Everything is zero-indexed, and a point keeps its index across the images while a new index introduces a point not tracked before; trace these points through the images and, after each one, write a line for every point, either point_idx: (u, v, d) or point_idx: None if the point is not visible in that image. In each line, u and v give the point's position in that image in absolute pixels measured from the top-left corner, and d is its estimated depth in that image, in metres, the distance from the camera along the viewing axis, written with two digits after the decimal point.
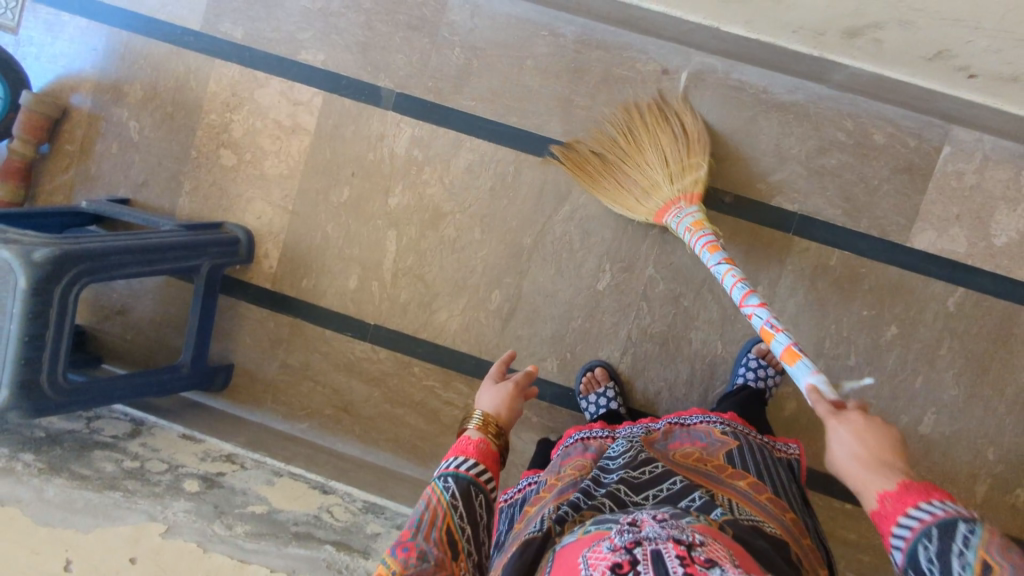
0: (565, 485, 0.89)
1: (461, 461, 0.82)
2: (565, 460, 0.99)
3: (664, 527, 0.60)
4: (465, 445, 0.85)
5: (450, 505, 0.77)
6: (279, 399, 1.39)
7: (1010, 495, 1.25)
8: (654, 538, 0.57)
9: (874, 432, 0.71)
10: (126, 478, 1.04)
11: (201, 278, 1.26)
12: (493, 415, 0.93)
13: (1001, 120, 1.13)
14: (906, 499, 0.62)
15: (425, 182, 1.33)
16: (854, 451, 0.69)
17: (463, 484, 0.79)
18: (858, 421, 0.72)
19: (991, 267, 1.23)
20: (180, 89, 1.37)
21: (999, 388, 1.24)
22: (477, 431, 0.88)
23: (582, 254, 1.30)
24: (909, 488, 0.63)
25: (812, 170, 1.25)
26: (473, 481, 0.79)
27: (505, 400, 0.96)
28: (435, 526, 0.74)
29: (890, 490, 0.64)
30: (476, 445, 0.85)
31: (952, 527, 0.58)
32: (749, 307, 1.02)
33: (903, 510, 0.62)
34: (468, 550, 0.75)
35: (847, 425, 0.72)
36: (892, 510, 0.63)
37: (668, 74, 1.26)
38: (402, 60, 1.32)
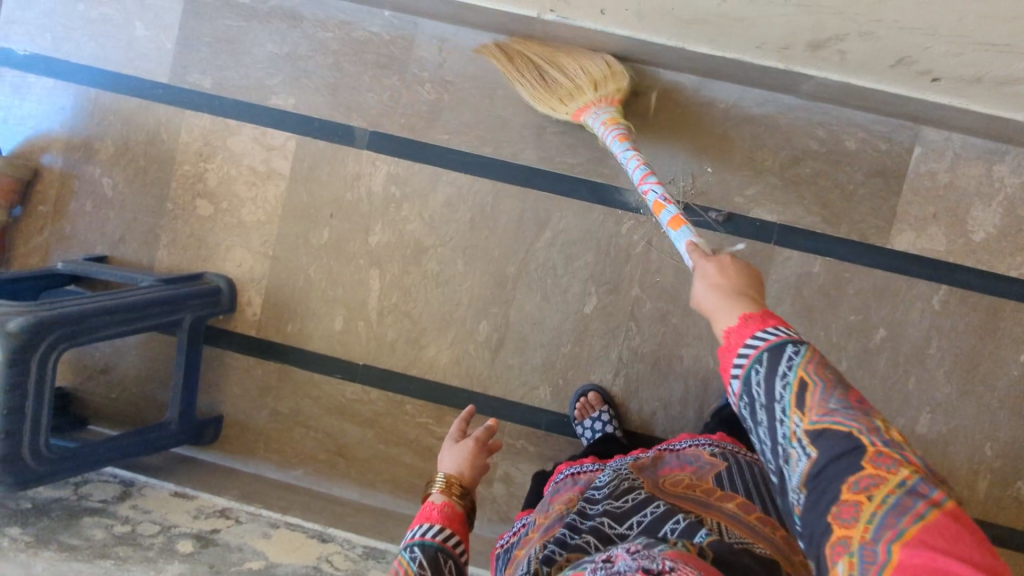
0: (551, 523, 0.89)
1: (426, 529, 0.78)
2: (554, 496, 0.99)
3: (636, 560, 0.59)
4: (428, 512, 0.81)
5: (418, 574, 0.73)
6: (270, 447, 1.37)
7: (1011, 489, 1.25)
8: (623, 572, 0.57)
9: (735, 271, 0.67)
10: (116, 545, 1.02)
11: (184, 332, 1.24)
12: (456, 474, 0.89)
13: (967, 119, 1.15)
14: (749, 325, 0.59)
15: (404, 218, 1.32)
16: (701, 303, 0.66)
17: (430, 552, 0.75)
18: (713, 263, 0.69)
19: (972, 263, 1.24)
20: (152, 142, 1.36)
21: (991, 383, 1.24)
22: (441, 495, 0.84)
23: (567, 278, 1.30)
24: (751, 318, 0.60)
25: (788, 180, 1.26)
26: (440, 548, 0.76)
27: (466, 457, 0.92)
28: None
29: (736, 320, 0.61)
30: (440, 510, 0.81)
31: (780, 350, 0.56)
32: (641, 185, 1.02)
33: (745, 335, 0.59)
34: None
35: (709, 269, 0.68)
36: (732, 341, 0.60)
37: (638, 94, 1.28)
38: (373, 98, 1.32)
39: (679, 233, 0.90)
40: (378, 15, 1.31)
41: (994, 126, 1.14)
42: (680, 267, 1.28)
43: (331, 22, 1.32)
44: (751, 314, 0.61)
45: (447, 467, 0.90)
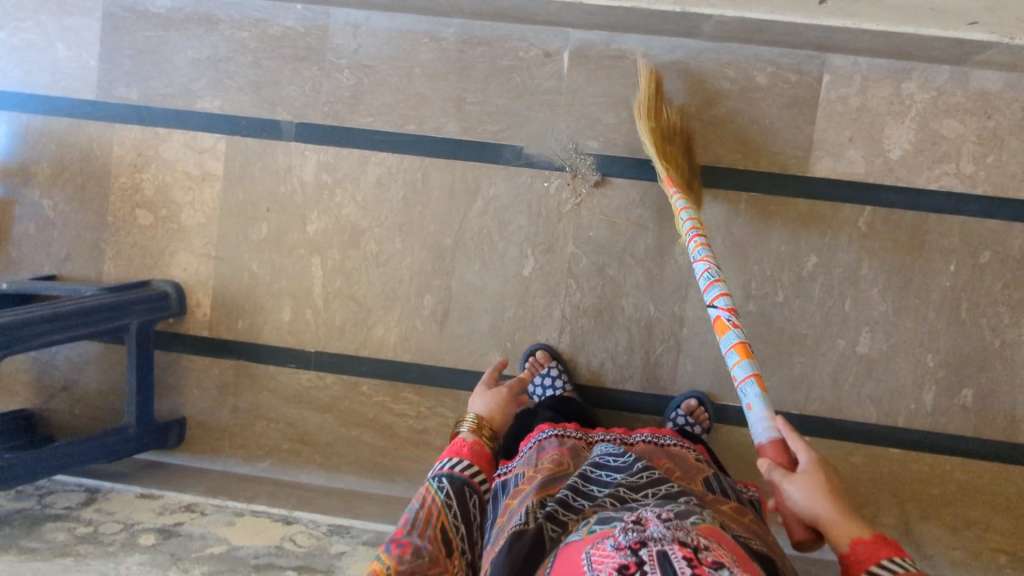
0: (545, 481, 0.90)
1: (456, 463, 0.96)
2: (540, 453, 0.99)
3: (667, 527, 0.66)
4: (459, 448, 0.99)
5: (444, 505, 0.90)
6: (235, 443, 1.39)
7: (957, 397, 1.27)
8: (660, 540, 0.64)
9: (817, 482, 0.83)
10: (78, 543, 1.05)
11: (132, 336, 1.27)
12: (487, 418, 1.08)
13: (865, 40, 1.17)
14: (878, 548, 0.75)
15: (338, 203, 1.35)
16: (822, 514, 0.80)
17: (457, 484, 0.92)
18: (806, 472, 0.84)
19: (892, 180, 1.26)
20: (86, 159, 1.39)
21: (925, 296, 1.26)
22: (471, 434, 1.02)
23: (502, 243, 1.32)
24: (881, 543, 0.75)
25: (705, 122, 1.28)
26: (465, 482, 0.93)
27: (498, 403, 1.11)
28: (430, 524, 0.87)
29: (864, 538, 0.76)
30: (470, 449, 0.98)
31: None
32: (717, 309, 1.08)
33: (875, 557, 0.74)
34: (461, 545, 0.88)
35: (801, 483, 0.82)
36: (864, 557, 0.75)
37: (551, 56, 1.30)
38: (295, 91, 1.35)
39: (755, 391, 0.99)
40: (291, 8, 1.34)
41: (893, 43, 1.17)
42: (610, 218, 1.30)
43: (246, 22, 1.35)
44: (874, 534, 0.77)
45: (479, 410, 1.09)
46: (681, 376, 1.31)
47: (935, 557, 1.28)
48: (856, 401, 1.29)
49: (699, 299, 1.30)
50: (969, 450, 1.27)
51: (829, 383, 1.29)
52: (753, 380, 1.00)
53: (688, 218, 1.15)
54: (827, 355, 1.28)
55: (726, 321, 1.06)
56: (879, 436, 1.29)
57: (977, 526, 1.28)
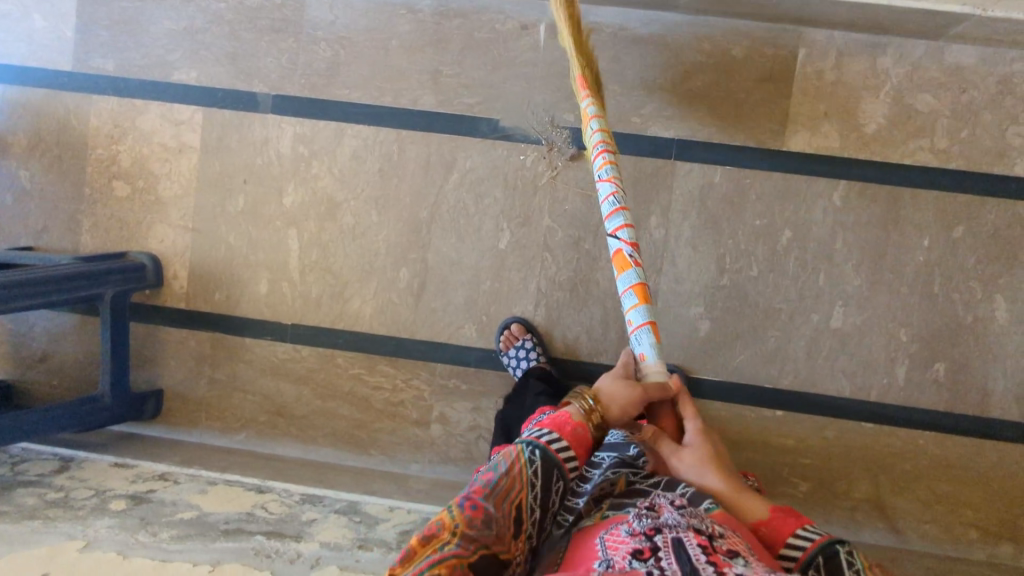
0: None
1: (554, 438, 0.78)
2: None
3: (682, 515, 0.70)
4: (561, 422, 0.81)
5: (529, 481, 0.75)
6: (212, 415, 1.39)
7: (930, 372, 1.27)
8: (674, 526, 0.68)
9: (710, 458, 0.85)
10: (48, 508, 1.05)
11: (106, 306, 1.27)
12: (607, 403, 0.85)
13: (838, 13, 1.17)
14: (780, 526, 0.76)
15: (315, 176, 1.35)
16: (712, 487, 0.82)
17: (547, 463, 0.76)
18: (700, 449, 0.86)
19: (867, 155, 1.26)
20: (62, 130, 1.39)
21: (898, 271, 1.27)
22: (582, 411, 0.82)
23: (478, 216, 1.33)
24: (784, 517, 0.77)
25: (681, 95, 1.28)
26: (558, 464, 0.77)
27: (627, 397, 0.86)
28: (508, 496, 0.74)
29: (765, 518, 0.78)
30: (573, 429, 0.80)
31: (823, 552, 0.72)
32: (616, 238, 1.05)
33: (784, 535, 0.75)
34: (529, 530, 0.76)
35: (694, 458, 0.85)
36: (778, 533, 0.76)
37: (527, 29, 1.30)
38: (272, 63, 1.35)
39: (648, 342, 0.97)
40: None
41: (866, 16, 1.17)
42: (586, 192, 1.31)
43: None
44: (772, 508, 0.78)
45: (602, 387, 0.86)
46: (655, 350, 1.31)
47: (905, 531, 1.28)
48: (829, 375, 1.29)
49: (674, 272, 1.30)
50: (942, 425, 1.28)
51: (803, 358, 1.29)
52: (647, 327, 0.98)
53: (596, 129, 1.09)
54: (801, 330, 1.29)
55: (626, 256, 1.03)
56: (852, 411, 1.29)
57: (948, 500, 1.28)
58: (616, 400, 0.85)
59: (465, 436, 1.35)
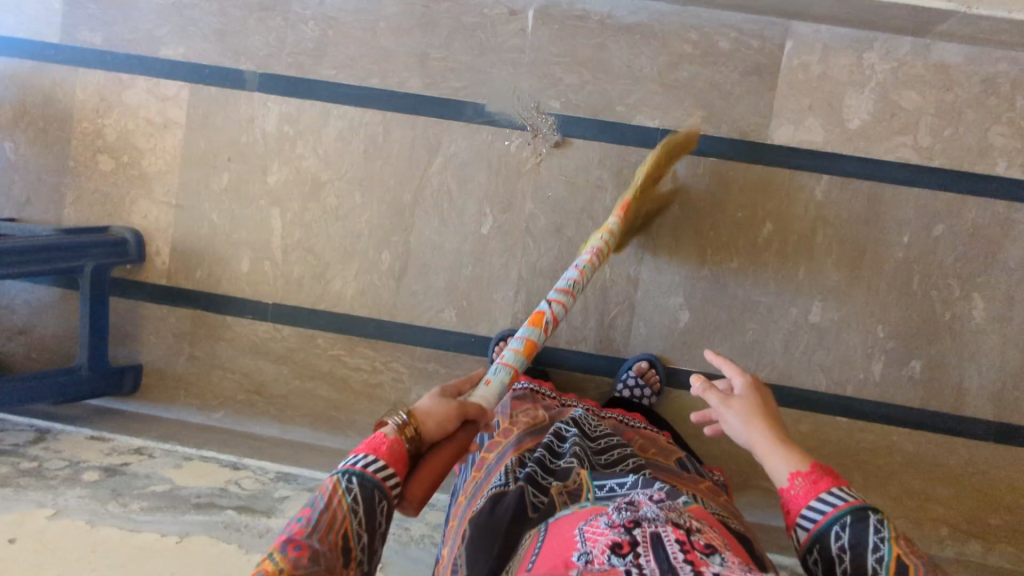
0: (521, 435, 1.04)
1: (367, 462, 0.67)
2: (515, 406, 1.14)
3: (659, 509, 0.69)
4: (378, 444, 0.69)
5: (351, 509, 0.66)
6: (191, 392, 1.40)
7: (907, 368, 1.28)
8: (653, 521, 0.66)
9: (756, 412, 0.77)
10: (20, 477, 1.05)
11: (86, 279, 1.27)
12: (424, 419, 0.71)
13: (824, 7, 1.17)
14: (816, 481, 0.70)
15: (299, 155, 1.35)
16: (753, 440, 0.75)
17: (367, 490, 0.66)
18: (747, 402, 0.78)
19: (850, 150, 1.26)
20: (48, 103, 1.39)
21: (878, 267, 1.27)
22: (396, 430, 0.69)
23: (461, 200, 1.33)
24: (818, 475, 0.70)
25: (666, 85, 1.28)
26: (378, 489, 0.66)
27: (444, 414, 0.72)
28: (332, 529, 0.65)
29: (801, 471, 0.71)
30: (389, 450, 0.68)
31: (843, 517, 0.67)
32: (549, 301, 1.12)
33: (814, 492, 0.69)
34: (362, 555, 0.67)
35: (737, 411, 0.77)
36: (803, 493, 0.70)
37: (516, 14, 1.30)
38: (259, 41, 1.34)
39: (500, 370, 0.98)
40: None
41: (852, 10, 1.17)
42: (570, 179, 1.31)
43: None
44: (809, 465, 0.71)
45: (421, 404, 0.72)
46: (634, 339, 1.32)
47: None
48: (807, 369, 1.30)
49: (655, 262, 1.30)
50: (916, 421, 1.28)
51: (781, 351, 1.29)
52: (509, 368, 0.99)
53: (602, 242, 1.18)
54: (780, 323, 1.29)
55: (543, 318, 1.09)
56: (828, 405, 1.30)
57: (920, 497, 1.29)
58: (436, 413, 0.71)
59: None
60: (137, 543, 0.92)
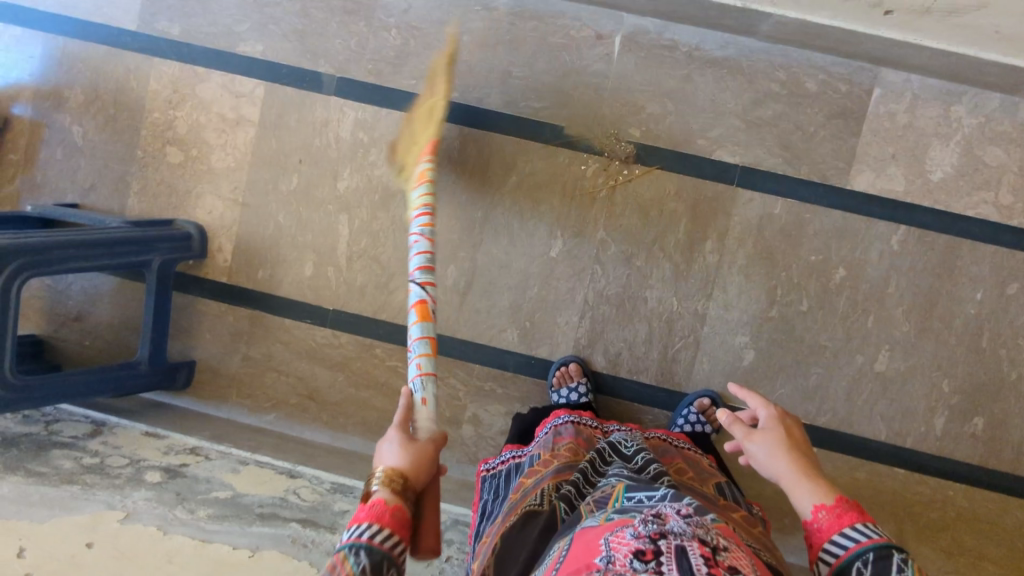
0: (559, 466, 0.92)
1: (368, 531, 0.64)
2: (556, 438, 1.01)
3: (687, 524, 0.64)
4: (379, 512, 0.66)
5: None
6: (243, 392, 1.39)
7: (968, 425, 1.28)
8: (679, 534, 0.62)
9: (782, 446, 0.80)
10: (85, 473, 1.03)
11: (152, 273, 1.26)
12: (402, 468, 0.72)
13: (921, 58, 1.16)
14: (840, 514, 0.71)
15: (372, 163, 1.34)
16: (780, 472, 0.78)
17: (376, 558, 0.62)
18: (773, 436, 0.81)
19: (930, 202, 1.26)
20: (121, 90, 1.37)
21: (948, 321, 1.27)
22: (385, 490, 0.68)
23: (532, 221, 1.32)
24: (844, 509, 0.71)
25: (750, 122, 1.27)
26: (386, 557, 0.62)
27: (418, 456, 0.74)
28: None
29: (824, 503, 0.72)
30: (388, 513, 0.66)
31: (864, 555, 0.66)
32: (416, 285, 1.12)
33: (837, 525, 0.70)
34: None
35: (763, 443, 0.80)
36: (827, 525, 0.71)
37: (603, 38, 1.29)
38: (340, 45, 1.33)
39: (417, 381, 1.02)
40: None
41: (949, 63, 1.16)
42: (643, 209, 1.30)
43: None
44: (834, 498, 0.72)
45: (389, 458, 0.73)
46: (696, 374, 1.31)
47: None
48: (867, 418, 1.29)
49: (723, 299, 1.30)
50: (975, 478, 1.28)
51: (843, 397, 1.29)
52: (422, 377, 1.02)
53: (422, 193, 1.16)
54: (844, 369, 1.29)
55: (426, 312, 1.10)
56: (886, 455, 1.29)
57: (972, 554, 1.29)
58: (421, 466, 0.73)
59: (497, 439, 1.35)
60: (211, 556, 0.90)
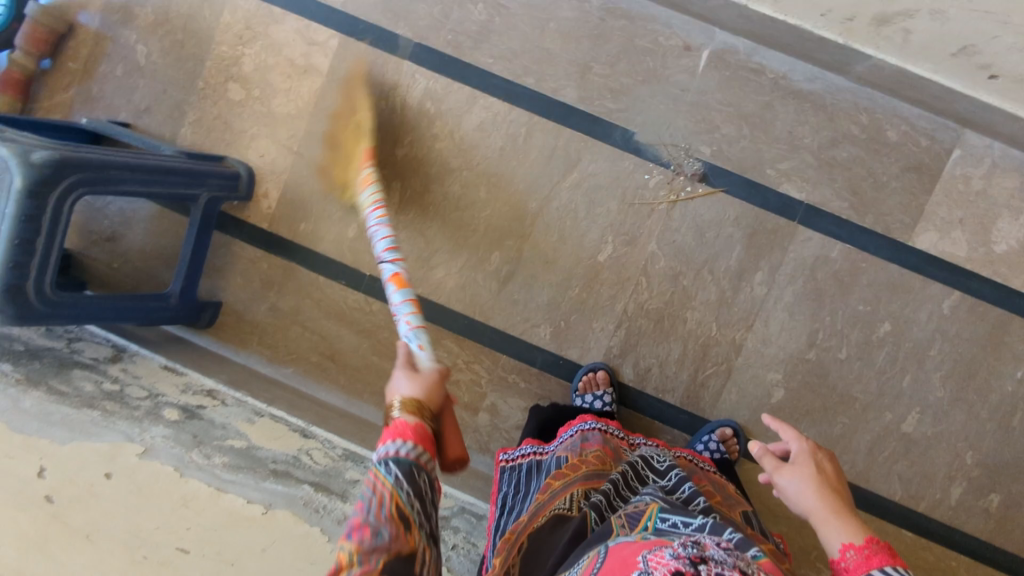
0: (589, 475, 0.89)
1: (401, 446, 0.66)
2: (584, 444, 0.98)
3: (729, 554, 0.56)
4: (402, 429, 0.68)
5: (396, 488, 0.64)
6: (264, 341, 1.37)
7: (984, 499, 1.27)
8: (720, 562, 0.53)
9: (815, 483, 0.76)
10: (105, 399, 1.01)
11: (197, 209, 1.24)
12: (417, 392, 0.74)
13: (1011, 126, 1.14)
14: (869, 556, 0.66)
15: (435, 135, 1.31)
16: (809, 508, 0.74)
17: (407, 468, 0.65)
18: (805, 471, 0.77)
19: (988, 273, 1.24)
20: (192, 17, 1.34)
21: (983, 394, 1.25)
22: (408, 411, 0.70)
23: (586, 222, 1.30)
24: (874, 550, 0.66)
25: (823, 161, 1.25)
26: (416, 465, 0.66)
27: (430, 381, 0.77)
28: (384, 507, 0.62)
29: (853, 543, 0.67)
30: (415, 427, 0.68)
31: None
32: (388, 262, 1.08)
33: (865, 566, 0.65)
34: (421, 521, 0.64)
35: (795, 477, 0.77)
36: (855, 565, 0.66)
37: (690, 50, 1.26)
38: (423, 9, 1.30)
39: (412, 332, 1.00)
40: None
41: None
42: (700, 229, 1.28)
43: None
44: (865, 538, 0.68)
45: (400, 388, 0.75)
46: (722, 402, 1.29)
47: None
48: (884, 476, 1.28)
49: (763, 333, 1.28)
50: (983, 554, 1.27)
51: (863, 451, 1.28)
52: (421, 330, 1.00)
53: None
54: (870, 423, 1.28)
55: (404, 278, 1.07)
56: (898, 516, 1.28)
57: None
58: (430, 390, 0.75)
59: (511, 433, 1.33)
60: (225, 506, 0.88)
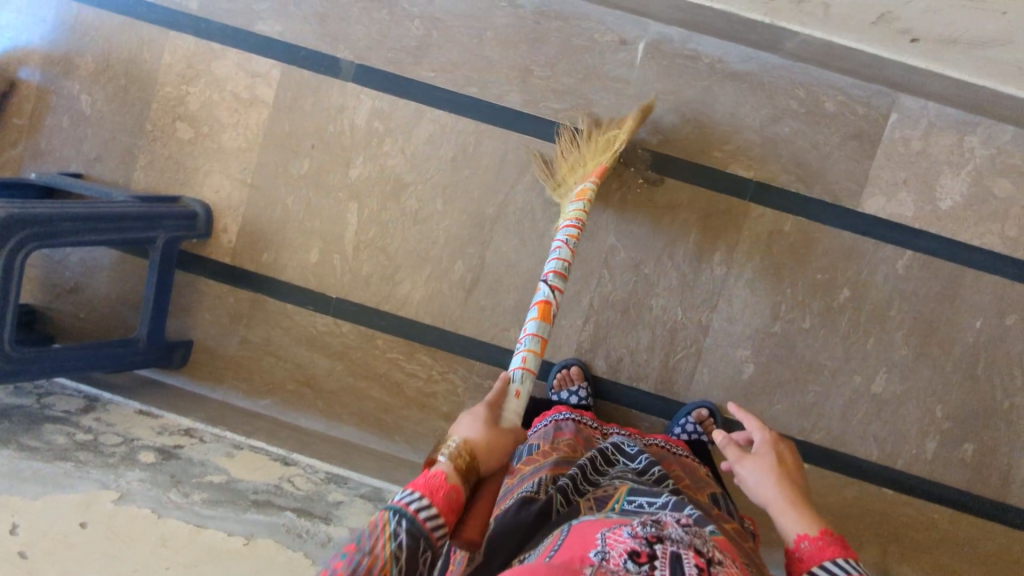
0: (559, 459, 0.90)
1: (418, 503, 0.61)
2: (557, 432, 1.00)
3: (686, 531, 0.57)
4: (435, 485, 0.64)
5: (393, 555, 0.58)
6: (239, 374, 1.37)
7: (959, 450, 1.29)
8: (676, 539, 0.55)
9: (773, 474, 0.77)
10: (78, 449, 1.01)
11: (156, 250, 1.24)
12: (477, 447, 0.72)
13: (940, 85, 1.18)
14: (822, 547, 0.68)
15: (386, 153, 1.32)
16: (769, 499, 0.76)
17: (414, 535, 0.59)
18: (765, 462, 0.79)
19: (937, 229, 1.27)
20: (133, 61, 1.35)
21: (946, 347, 1.28)
22: (449, 464, 0.67)
23: (543, 223, 1.31)
24: (828, 541, 0.68)
25: (766, 138, 1.28)
26: (423, 537, 0.60)
27: (496, 444, 0.75)
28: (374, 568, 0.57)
29: (808, 534, 0.69)
30: (445, 493, 0.63)
31: None
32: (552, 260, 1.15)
33: (818, 557, 0.67)
34: None
35: (756, 467, 0.78)
36: (809, 556, 0.68)
37: (626, 44, 1.28)
38: (361, 30, 1.31)
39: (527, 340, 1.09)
40: None
41: (967, 93, 1.17)
42: (655, 217, 1.30)
43: None
44: (820, 530, 0.69)
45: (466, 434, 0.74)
46: (696, 384, 1.31)
47: None
48: (861, 438, 1.31)
49: (728, 312, 1.30)
50: (963, 504, 1.29)
51: (838, 416, 1.30)
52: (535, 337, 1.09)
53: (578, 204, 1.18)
54: (841, 388, 1.30)
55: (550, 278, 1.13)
56: (878, 476, 1.30)
57: None
58: (490, 453, 0.73)
59: None
60: (205, 541, 0.88)
